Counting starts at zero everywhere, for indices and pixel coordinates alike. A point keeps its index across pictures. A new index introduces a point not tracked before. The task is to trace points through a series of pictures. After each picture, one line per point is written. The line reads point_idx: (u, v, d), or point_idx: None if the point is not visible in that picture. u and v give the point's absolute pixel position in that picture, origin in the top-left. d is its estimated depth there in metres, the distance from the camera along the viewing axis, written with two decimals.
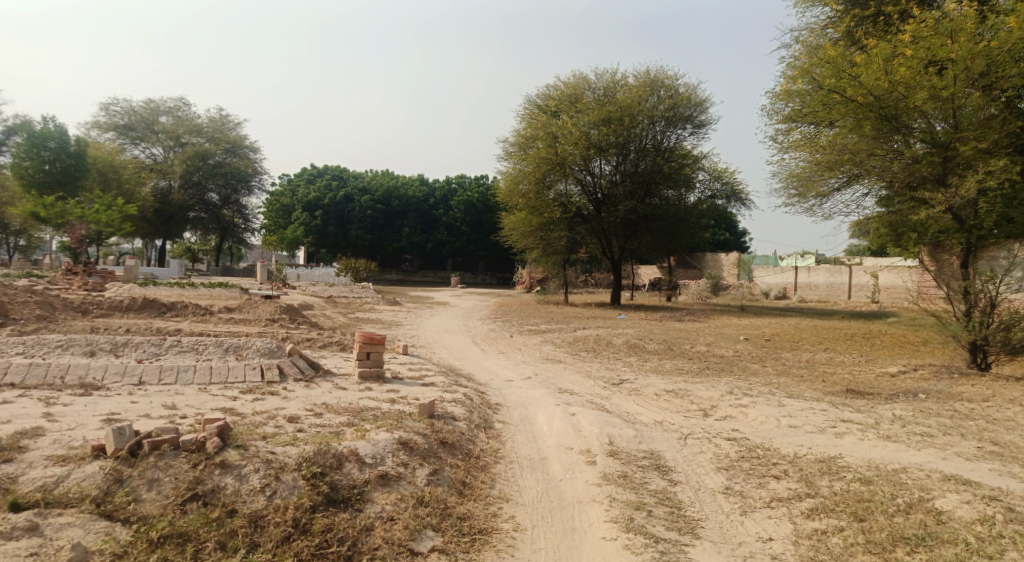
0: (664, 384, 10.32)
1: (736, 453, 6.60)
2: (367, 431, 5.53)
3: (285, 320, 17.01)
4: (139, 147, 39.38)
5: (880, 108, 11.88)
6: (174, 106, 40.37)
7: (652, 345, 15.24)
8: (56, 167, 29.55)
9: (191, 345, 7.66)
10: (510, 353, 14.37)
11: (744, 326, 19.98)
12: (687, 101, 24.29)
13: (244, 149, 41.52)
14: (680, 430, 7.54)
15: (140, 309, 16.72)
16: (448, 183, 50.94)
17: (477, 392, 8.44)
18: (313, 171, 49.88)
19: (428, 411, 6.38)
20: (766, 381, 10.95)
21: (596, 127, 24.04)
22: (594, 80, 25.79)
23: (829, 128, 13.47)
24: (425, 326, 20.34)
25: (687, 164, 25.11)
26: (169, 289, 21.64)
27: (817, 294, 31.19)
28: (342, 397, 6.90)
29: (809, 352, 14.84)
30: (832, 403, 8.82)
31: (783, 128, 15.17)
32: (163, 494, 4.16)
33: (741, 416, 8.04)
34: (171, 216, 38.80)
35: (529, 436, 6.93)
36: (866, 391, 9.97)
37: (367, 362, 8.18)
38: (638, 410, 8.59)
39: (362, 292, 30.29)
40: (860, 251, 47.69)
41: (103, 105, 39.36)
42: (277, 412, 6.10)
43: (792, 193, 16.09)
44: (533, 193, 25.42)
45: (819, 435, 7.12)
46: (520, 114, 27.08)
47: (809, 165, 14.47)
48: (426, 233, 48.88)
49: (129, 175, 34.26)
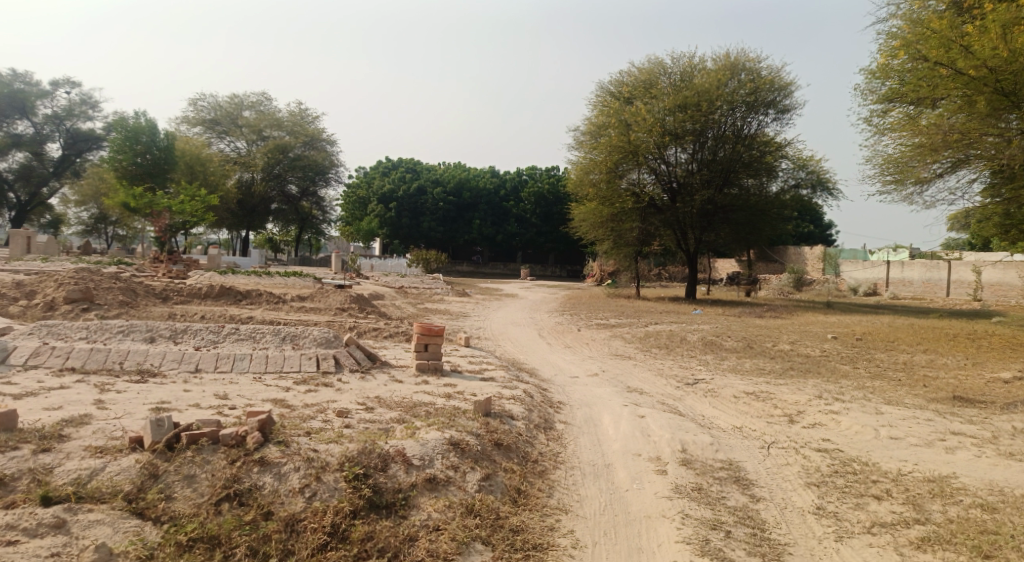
0: (744, 385, 9.51)
1: (828, 466, 5.83)
2: (417, 429, 5.21)
3: (354, 310, 17.15)
4: (224, 141, 41.14)
5: (998, 81, 10.41)
6: (257, 101, 41.91)
7: (729, 342, 14.29)
8: (148, 160, 31.29)
9: (249, 332, 7.62)
10: (576, 347, 13.85)
11: (831, 324, 18.56)
12: (770, 84, 22.83)
13: (322, 142, 42.60)
14: (762, 437, 6.80)
15: (218, 297, 17.32)
16: (519, 174, 50.60)
17: (539, 389, 7.98)
18: (388, 164, 50.80)
19: (485, 409, 5.98)
20: (859, 385, 9.91)
21: (671, 113, 23.13)
22: (669, 65, 24.67)
23: (934, 107, 12.04)
24: (492, 317, 20.08)
25: (769, 152, 23.61)
26: (247, 277, 22.40)
27: (912, 291, 28.81)
28: (397, 390, 6.62)
29: (907, 353, 13.48)
30: (939, 412, 7.78)
31: (880, 109, 13.79)
32: (198, 492, 4.05)
33: (833, 424, 7.19)
34: (254, 208, 40.38)
35: (593, 438, 6.41)
36: (978, 399, 8.79)
37: (424, 354, 7.86)
38: (714, 413, 7.88)
39: (431, 283, 30.45)
40: (961, 245, 43.88)
41: (193, 101, 41.37)
42: (327, 404, 5.90)
43: (889, 179, 14.62)
44: (603, 183, 24.55)
45: (926, 449, 6.21)
46: (591, 102, 26.28)
47: (910, 149, 13.06)
48: (497, 225, 48.83)
49: (214, 167, 35.86)
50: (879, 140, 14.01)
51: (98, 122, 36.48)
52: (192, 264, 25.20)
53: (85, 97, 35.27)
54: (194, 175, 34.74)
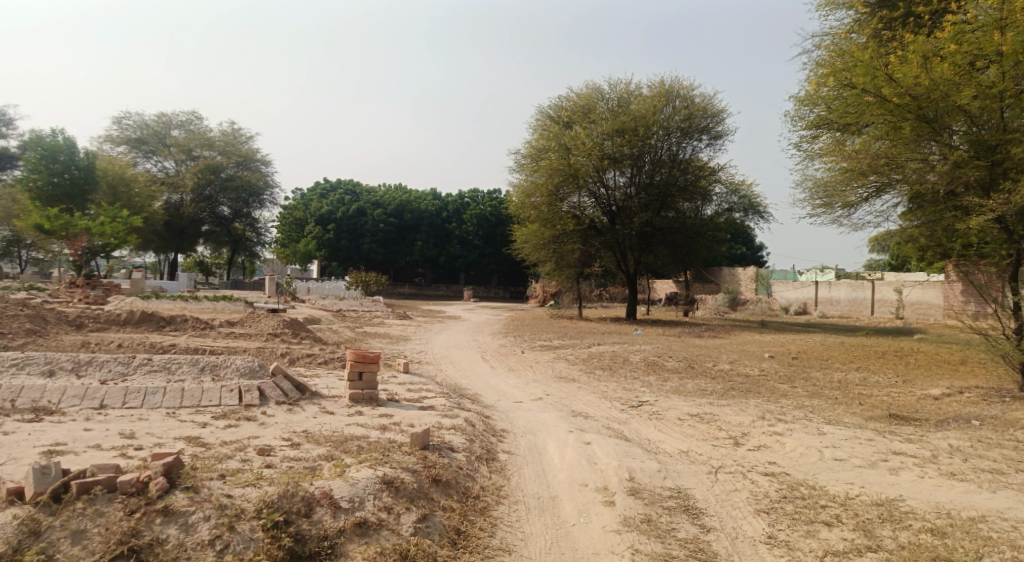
0: (688, 407, 9.45)
1: (776, 492, 5.72)
2: (346, 467, 4.77)
3: (288, 334, 16.37)
4: (151, 161, 39.28)
5: (920, 109, 10.85)
6: (187, 120, 40.29)
7: (671, 363, 14.34)
8: (66, 180, 29.37)
9: (163, 364, 6.96)
10: (520, 371, 13.57)
11: (767, 343, 19.03)
12: (703, 111, 23.50)
13: (256, 163, 41.24)
14: (708, 462, 6.68)
15: (139, 323, 16.19)
16: (461, 196, 50.48)
17: (481, 417, 7.63)
18: (327, 185, 49.70)
19: (422, 442, 5.59)
20: (799, 404, 10.03)
21: (609, 138, 23.43)
22: (607, 90, 25.14)
23: (863, 131, 12.50)
24: (434, 341, 19.59)
25: (704, 176, 24.26)
26: (172, 302, 21.15)
27: (839, 310, 30.06)
28: (327, 423, 6.14)
29: (841, 371, 13.84)
30: (878, 432, 7.90)
31: (809, 134, 14.33)
32: (89, 551, 3.50)
33: (777, 446, 7.15)
34: (183, 230, 38.59)
35: (538, 469, 6.10)
36: (912, 417, 9.01)
37: (358, 383, 7.39)
38: (660, 437, 7.73)
39: (371, 305, 29.67)
40: (881, 266, 46.44)
41: (117, 119, 39.41)
42: (248, 442, 5.37)
43: (818, 203, 15.18)
44: (544, 206, 24.64)
45: (871, 470, 6.21)
46: (531, 125, 26.42)
47: (838, 174, 13.58)
48: (439, 247, 48.34)
49: (140, 188, 34.10)
50: (808, 165, 14.55)
51: (12, 139, 34.25)
52: (112, 288, 23.67)
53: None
54: (117, 196, 32.90)
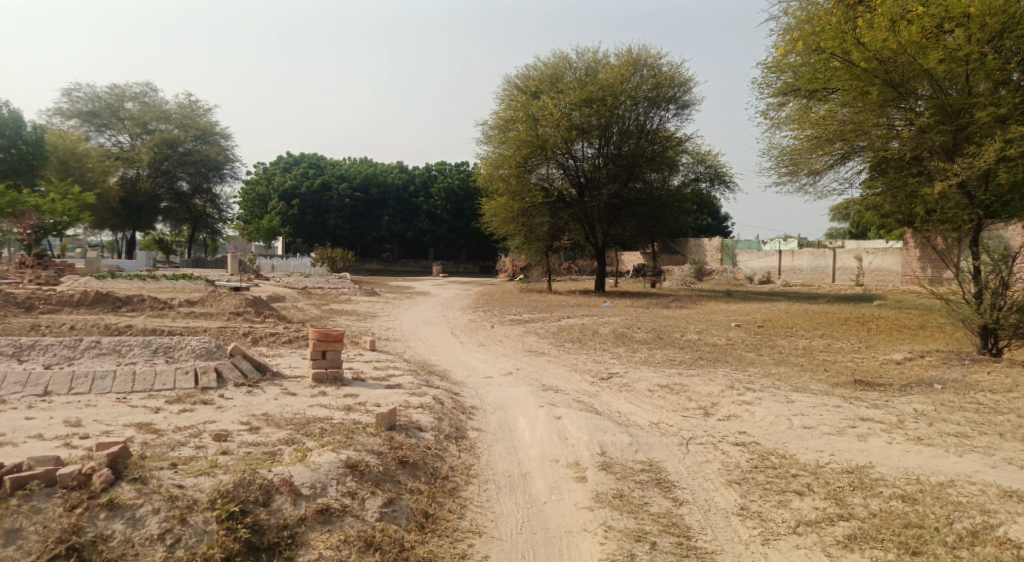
0: (659, 378, 9.43)
1: (747, 462, 5.70)
2: (308, 451, 4.54)
3: (251, 313, 15.89)
4: (104, 135, 37.47)
5: (887, 73, 10.81)
6: (140, 92, 38.52)
7: (640, 334, 14.36)
8: (12, 155, 27.86)
9: (113, 346, 6.55)
10: (490, 345, 13.43)
11: (733, 312, 19.24)
12: (670, 80, 23.32)
13: (215, 136, 39.80)
14: (679, 433, 6.64)
15: (93, 303, 15.51)
16: (428, 169, 49.71)
17: (450, 394, 7.45)
18: (290, 159, 48.41)
19: (388, 422, 5.39)
20: (766, 372, 10.13)
21: (577, 108, 23.14)
22: (574, 59, 24.77)
23: (833, 97, 12.48)
24: (402, 317, 19.31)
25: (671, 147, 24.21)
26: (129, 281, 20.35)
27: (802, 278, 30.64)
28: (288, 405, 5.89)
29: (805, 339, 14.05)
30: (845, 398, 7.99)
31: (776, 102, 14.37)
32: (25, 551, 3.21)
33: (747, 415, 7.16)
34: (140, 207, 37.17)
35: (508, 445, 5.98)
36: (876, 382, 9.17)
37: (321, 362, 7.13)
38: (631, 409, 7.68)
39: (338, 282, 29.12)
40: (842, 235, 47.55)
41: (65, 91, 37.46)
42: (204, 427, 5.08)
43: (783, 171, 15.28)
44: (513, 178, 24.31)
45: (839, 437, 6.26)
46: (499, 96, 25.89)
47: (804, 142, 13.60)
48: (407, 221, 47.63)
49: (94, 163, 32.67)
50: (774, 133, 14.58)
51: None
52: (66, 269, 22.68)
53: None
54: (68, 172, 31.44)
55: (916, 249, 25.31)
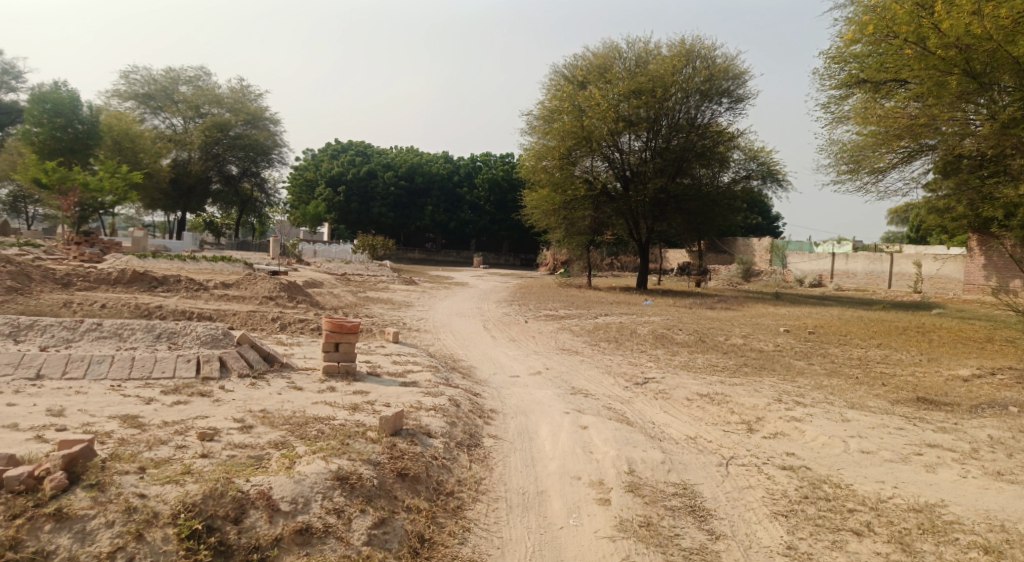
0: (698, 385, 8.71)
1: (796, 491, 4.99)
2: (296, 459, 4.08)
3: (283, 298, 15.74)
4: (158, 118, 38.30)
5: (967, 62, 9.67)
6: (195, 76, 39.17)
7: (680, 336, 13.57)
8: (68, 135, 28.57)
9: (115, 329, 6.27)
10: (522, 341, 12.90)
11: (782, 316, 18.20)
12: (724, 72, 22.31)
13: (264, 122, 40.25)
14: (719, 451, 5.96)
15: (130, 282, 15.61)
16: (472, 160, 49.42)
17: (468, 395, 6.93)
18: (337, 147, 48.78)
19: (392, 427, 4.88)
20: (817, 383, 9.28)
21: (625, 99, 22.24)
22: (624, 49, 23.84)
23: (905, 90, 11.36)
24: (437, 307, 18.94)
25: (722, 142, 23.07)
26: (169, 261, 20.55)
27: (856, 283, 29.07)
28: (290, 401, 5.46)
29: (861, 348, 13.03)
30: (907, 419, 7.13)
31: (838, 94, 13.39)
32: None
33: (796, 434, 6.41)
34: (191, 189, 37.93)
35: (526, 457, 5.41)
36: (942, 401, 8.25)
37: (334, 354, 6.68)
38: (665, 420, 7.02)
39: (377, 269, 29.02)
40: (900, 239, 45.32)
41: (124, 73, 38.32)
42: (193, 423, 4.69)
43: (842, 168, 14.25)
44: (556, 170, 23.68)
45: (904, 466, 5.48)
46: (545, 85, 25.20)
47: (868, 139, 12.54)
48: (450, 212, 47.47)
49: (146, 144, 33.37)
50: (836, 129, 13.60)
51: (22, 93, 34.04)
52: (112, 247, 23.17)
53: (7, 67, 34.11)
54: (121, 152, 32.24)
55: (981, 256, 23.63)
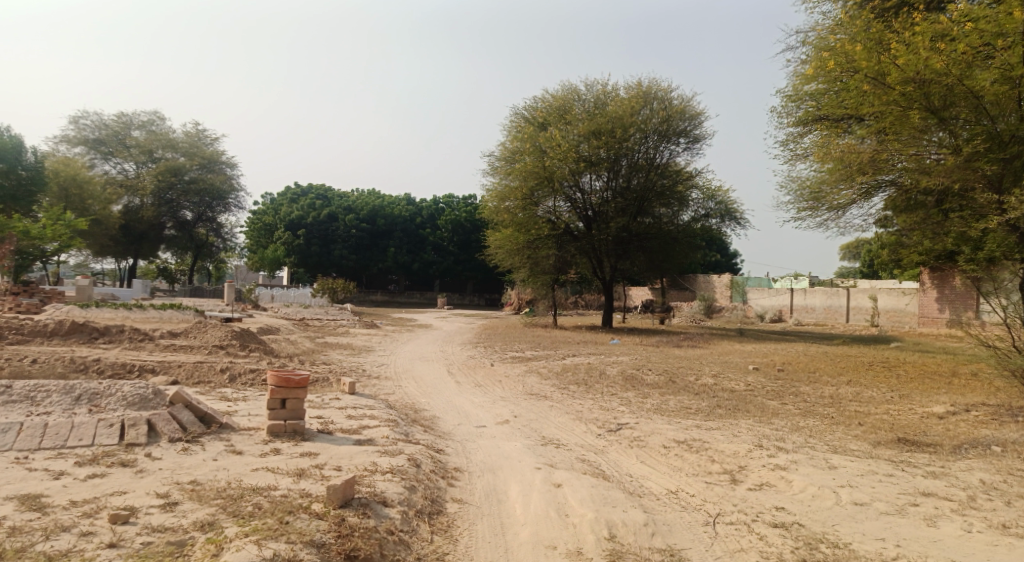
0: (674, 431, 8.25)
1: (793, 554, 4.55)
2: (224, 545, 3.46)
3: (235, 347, 14.85)
4: (109, 162, 37.04)
5: (926, 96, 9.79)
6: (148, 120, 38.24)
7: (651, 377, 13.17)
8: (10, 181, 27.12)
9: (26, 392, 5.56)
10: (488, 386, 12.34)
11: (749, 353, 18.06)
12: (681, 113, 22.55)
13: (221, 165, 39.34)
14: (704, 508, 5.52)
15: (68, 334, 14.57)
16: (435, 202, 49.22)
17: (430, 452, 6.34)
18: (297, 189, 48.03)
19: (342, 498, 4.28)
20: (793, 425, 8.94)
21: (585, 140, 22.34)
22: (583, 92, 24.08)
23: (863, 125, 11.58)
24: (399, 351, 18.24)
25: (681, 181, 23.32)
26: (114, 310, 19.41)
27: (815, 317, 29.39)
28: (226, 469, 4.81)
29: (831, 386, 12.83)
30: (894, 464, 6.81)
31: (796, 132, 13.58)
32: None
33: (783, 485, 6.02)
34: (143, 235, 36.63)
35: (495, 524, 4.85)
36: (923, 442, 7.98)
37: (280, 412, 6.04)
38: (643, 472, 6.55)
39: (337, 314, 28.16)
40: (855, 274, 46.49)
41: (73, 118, 37.11)
42: (106, 501, 4.00)
43: (802, 204, 14.36)
44: (519, 211, 23.55)
45: (902, 520, 5.12)
46: (506, 127, 25.18)
47: (827, 175, 12.69)
48: (413, 253, 46.88)
49: (96, 189, 32.21)
50: (794, 166, 13.73)
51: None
52: (53, 296, 21.86)
53: None
54: (68, 198, 31.00)
55: (933, 289, 24.33)
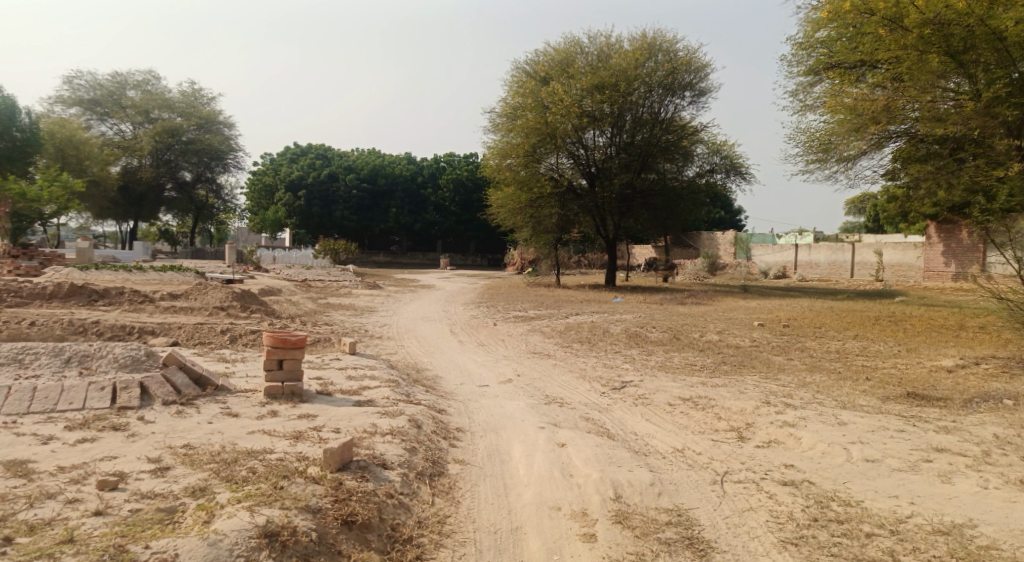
0: (679, 388, 8.12)
1: (804, 513, 4.44)
2: (216, 511, 3.33)
3: (235, 308, 14.72)
4: (105, 123, 36.38)
5: (945, 40, 9.32)
6: (143, 79, 37.39)
7: (655, 334, 13.04)
8: (4, 143, 26.61)
9: (14, 355, 5.40)
10: (491, 345, 12.22)
11: (754, 309, 17.90)
12: (687, 65, 21.90)
13: (218, 125, 38.63)
14: (711, 466, 5.40)
15: (67, 296, 14.43)
16: (436, 161, 48.52)
17: (431, 412, 6.21)
18: (297, 150, 47.35)
19: (339, 462, 4.14)
20: (800, 381, 8.80)
21: (588, 95, 21.75)
22: (586, 44, 23.32)
23: (877, 71, 11.11)
24: (401, 312, 18.12)
25: (685, 136, 22.76)
26: (114, 273, 19.25)
27: (819, 273, 29.13)
28: (221, 433, 4.67)
29: (837, 340, 12.69)
30: (904, 419, 6.68)
31: (806, 82, 13.13)
32: None
33: (791, 442, 5.90)
34: (142, 196, 36.25)
35: (498, 485, 4.74)
36: (934, 396, 7.84)
37: (278, 373, 5.89)
38: (648, 430, 6.43)
39: (340, 274, 28.00)
40: (860, 230, 46.04)
41: (66, 78, 36.30)
42: (94, 466, 3.85)
43: (810, 157, 13.98)
44: (521, 168, 23.09)
45: (915, 477, 5.00)
46: (507, 82, 24.43)
47: (835, 127, 12.31)
48: (414, 213, 46.46)
49: (92, 150, 31.70)
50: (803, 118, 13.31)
51: None
52: (53, 260, 21.68)
53: None
54: (64, 160, 30.54)
55: (940, 242, 24.01)
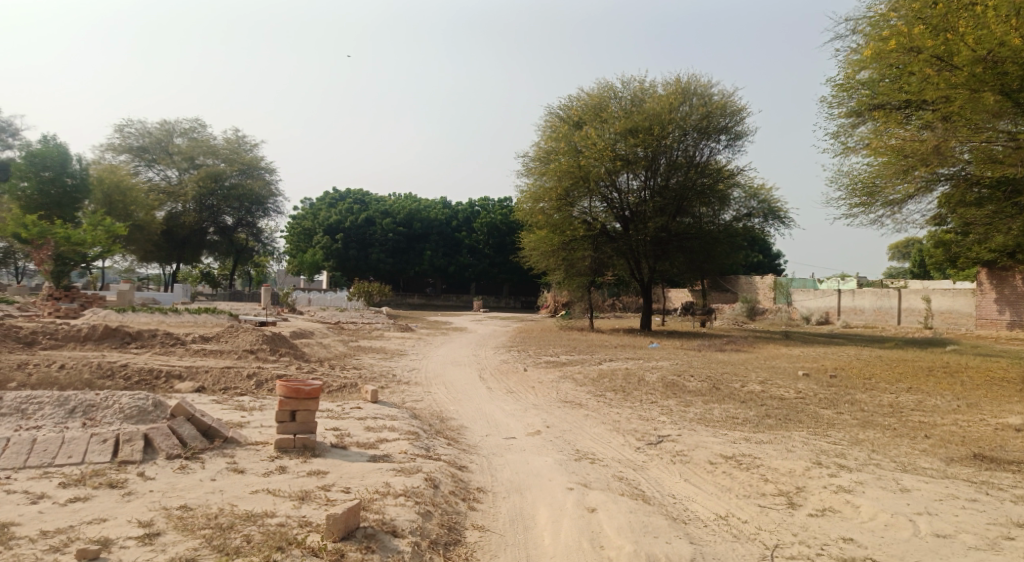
0: (720, 444, 7.52)
1: None
2: None
3: (264, 352, 14.61)
4: (153, 170, 37.81)
5: (1002, 77, 8.85)
6: (190, 128, 38.83)
7: (693, 383, 12.39)
8: (55, 189, 27.74)
9: (17, 405, 5.23)
10: (519, 393, 11.75)
11: (798, 357, 17.02)
12: (722, 109, 21.67)
13: (259, 171, 39.40)
14: (760, 538, 4.83)
15: (101, 339, 14.56)
16: (471, 205, 48.87)
17: (450, 469, 5.79)
18: (336, 195, 48.35)
19: (344, 530, 3.75)
20: (854, 438, 8.09)
21: (621, 139, 21.64)
22: (620, 89, 23.27)
23: (923, 111, 10.63)
24: (431, 356, 17.81)
25: (722, 179, 22.19)
26: (150, 315, 19.50)
27: (864, 319, 27.91)
28: (223, 492, 4.34)
29: (890, 393, 11.83)
30: (976, 486, 5.97)
31: (848, 123, 12.60)
32: None
33: (849, 510, 5.29)
34: (185, 241, 37.59)
35: (519, 556, 4.28)
36: (1007, 459, 7.08)
37: (290, 426, 5.57)
38: (687, 493, 5.88)
39: (372, 317, 27.93)
40: (905, 275, 44.49)
41: (118, 127, 37.99)
42: (78, 532, 3.55)
43: (854, 202, 13.36)
44: (554, 212, 22.85)
45: (997, 558, 4.36)
46: (541, 127, 24.43)
47: (880, 169, 11.76)
48: (448, 256, 46.74)
49: (138, 196, 32.82)
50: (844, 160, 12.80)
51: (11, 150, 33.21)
52: (93, 301, 22.14)
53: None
54: (111, 205, 31.65)
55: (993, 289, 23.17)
